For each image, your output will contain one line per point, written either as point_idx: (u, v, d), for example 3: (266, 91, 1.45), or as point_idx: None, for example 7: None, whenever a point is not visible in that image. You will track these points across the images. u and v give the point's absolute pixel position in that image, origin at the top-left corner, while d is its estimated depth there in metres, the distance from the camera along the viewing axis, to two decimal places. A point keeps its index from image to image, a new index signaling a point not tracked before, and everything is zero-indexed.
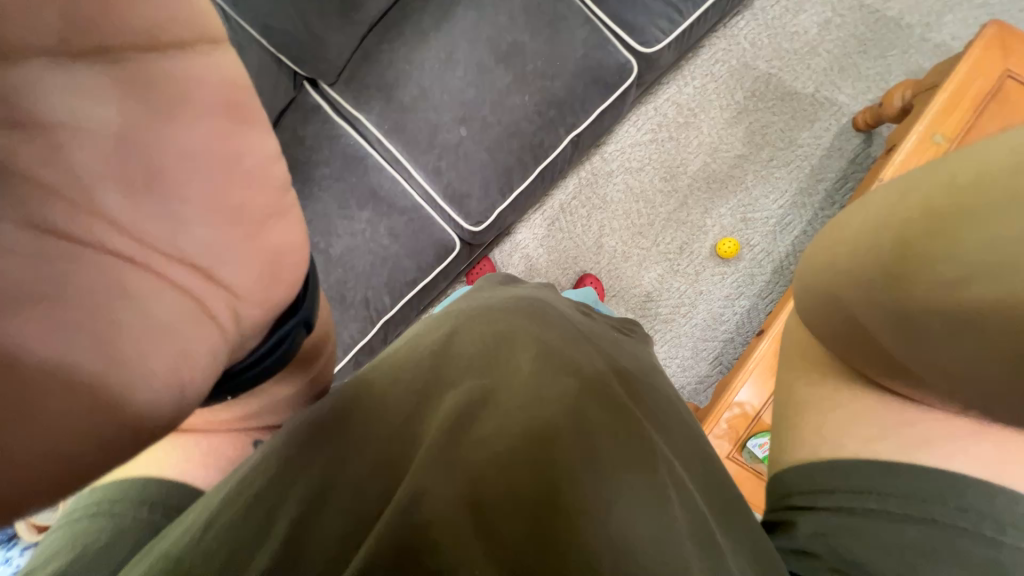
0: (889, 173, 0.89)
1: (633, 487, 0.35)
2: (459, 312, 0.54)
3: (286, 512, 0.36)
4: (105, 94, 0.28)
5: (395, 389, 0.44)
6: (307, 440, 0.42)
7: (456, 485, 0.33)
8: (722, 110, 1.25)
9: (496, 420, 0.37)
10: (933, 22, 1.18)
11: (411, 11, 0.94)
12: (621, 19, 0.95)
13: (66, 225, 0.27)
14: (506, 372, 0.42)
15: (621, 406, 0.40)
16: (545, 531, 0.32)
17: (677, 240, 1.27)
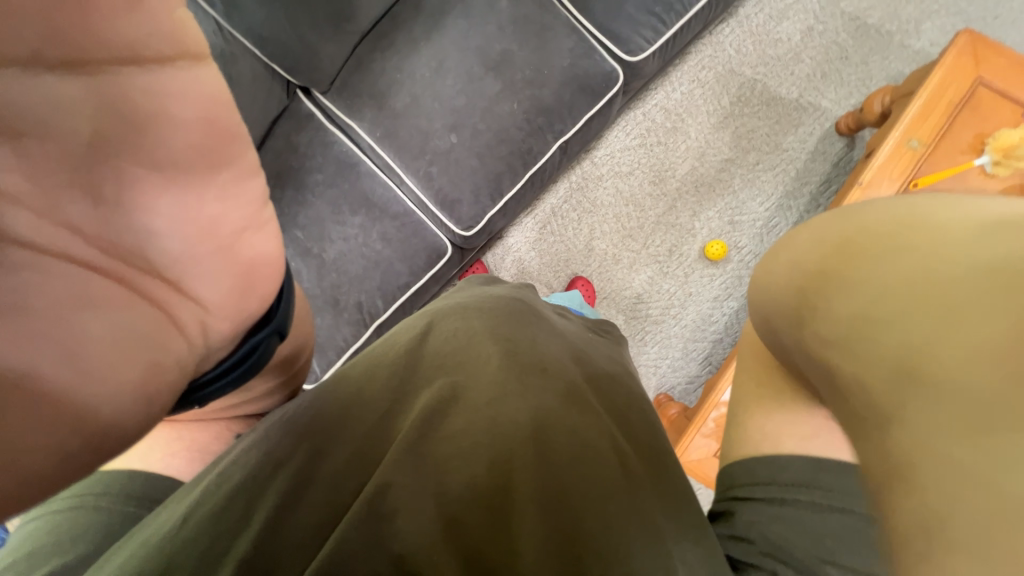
0: (867, 176, 0.91)
1: (586, 477, 0.38)
2: (436, 311, 0.56)
3: (264, 505, 0.38)
4: (82, 123, 0.35)
5: (373, 387, 0.46)
6: (287, 437, 0.44)
7: (421, 477, 0.37)
8: (708, 115, 1.28)
9: (463, 418, 0.41)
10: (913, 29, 1.21)
11: (401, 20, 0.96)
12: (607, 29, 0.97)
13: (44, 239, 0.34)
14: (477, 372, 0.45)
15: (580, 403, 0.43)
16: (498, 517, 0.36)
17: (666, 243, 1.29)
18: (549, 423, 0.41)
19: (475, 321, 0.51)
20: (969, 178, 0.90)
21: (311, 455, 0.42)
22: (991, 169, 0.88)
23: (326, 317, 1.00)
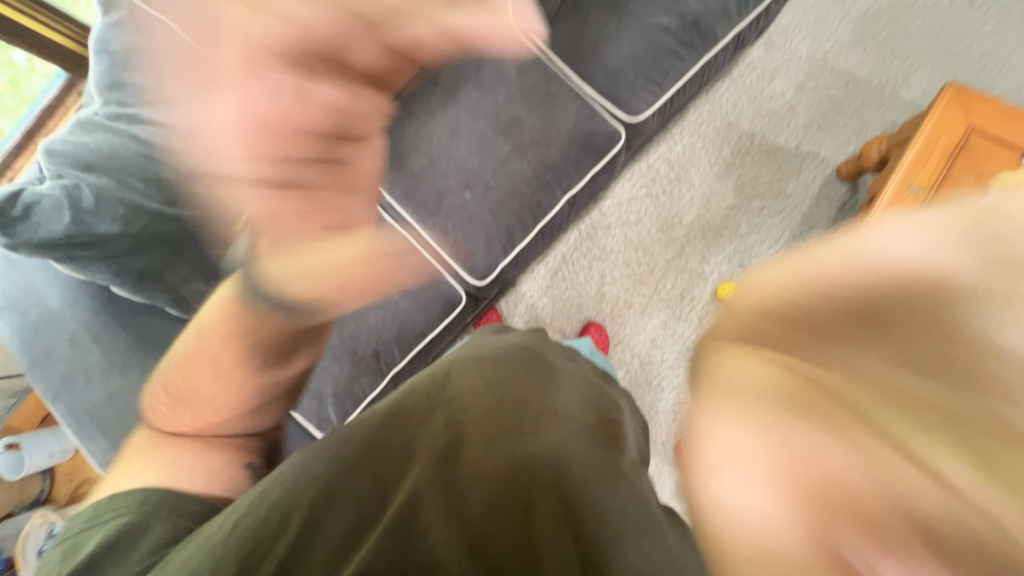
0: (871, 222, 0.93)
1: (586, 504, 0.49)
2: (455, 356, 0.66)
3: (325, 505, 0.52)
4: None
5: (405, 423, 0.57)
6: (333, 460, 0.56)
7: (449, 493, 0.51)
8: (711, 165, 1.33)
9: (483, 453, 0.53)
10: (902, 81, 1.27)
11: (421, 93, 1.06)
12: (608, 94, 1.05)
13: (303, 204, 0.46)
14: (492, 415, 0.56)
15: (575, 434, 0.54)
16: (514, 521, 0.49)
17: (677, 288, 1.31)
18: (552, 454, 0.52)
19: (485, 371, 0.61)
20: None
21: (356, 473, 0.54)
22: None
23: (345, 367, 1.03)
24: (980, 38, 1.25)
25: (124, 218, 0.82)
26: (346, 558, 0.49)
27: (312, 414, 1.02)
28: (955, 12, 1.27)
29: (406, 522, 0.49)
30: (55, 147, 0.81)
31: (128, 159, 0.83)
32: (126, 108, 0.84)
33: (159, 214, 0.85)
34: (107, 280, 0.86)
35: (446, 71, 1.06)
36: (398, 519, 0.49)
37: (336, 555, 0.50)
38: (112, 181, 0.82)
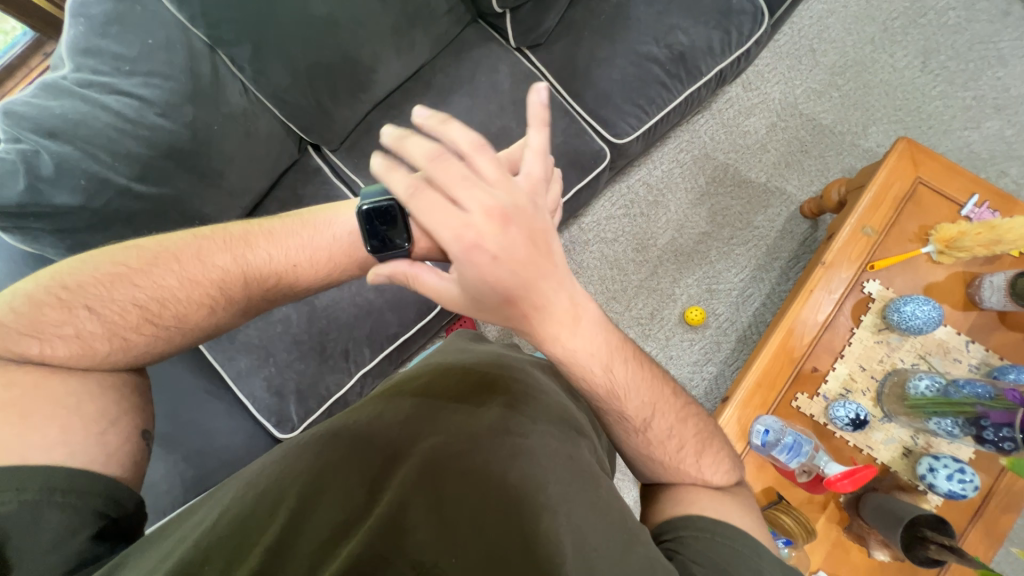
0: (830, 257, 1.00)
1: (568, 516, 0.49)
2: (435, 364, 0.68)
3: (288, 506, 0.48)
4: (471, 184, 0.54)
5: (382, 424, 0.56)
6: (303, 459, 0.53)
7: (431, 496, 0.49)
8: (687, 192, 1.39)
9: (468, 460, 0.52)
10: (861, 131, 1.39)
11: (413, 94, 1.06)
12: (596, 114, 1.09)
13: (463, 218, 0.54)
14: (480, 418, 0.57)
15: (559, 438, 0.56)
16: (496, 529, 0.47)
17: (648, 307, 1.35)
18: (543, 455, 0.53)
19: (462, 377, 0.64)
20: (918, 264, 1.00)
21: (327, 472, 0.51)
22: (936, 257, 0.99)
23: (311, 364, 0.99)
24: (929, 100, 1.38)
25: (86, 191, 0.78)
26: (334, 555, 0.45)
27: (271, 411, 0.98)
28: (907, 75, 1.40)
29: (401, 516, 0.47)
30: (13, 109, 0.75)
31: (95, 129, 0.78)
32: (97, 75, 0.80)
33: (126, 190, 0.81)
34: (59, 255, 0.80)
35: (440, 75, 1.06)
36: (391, 514, 0.47)
37: (323, 551, 0.46)
38: (76, 151, 0.77)
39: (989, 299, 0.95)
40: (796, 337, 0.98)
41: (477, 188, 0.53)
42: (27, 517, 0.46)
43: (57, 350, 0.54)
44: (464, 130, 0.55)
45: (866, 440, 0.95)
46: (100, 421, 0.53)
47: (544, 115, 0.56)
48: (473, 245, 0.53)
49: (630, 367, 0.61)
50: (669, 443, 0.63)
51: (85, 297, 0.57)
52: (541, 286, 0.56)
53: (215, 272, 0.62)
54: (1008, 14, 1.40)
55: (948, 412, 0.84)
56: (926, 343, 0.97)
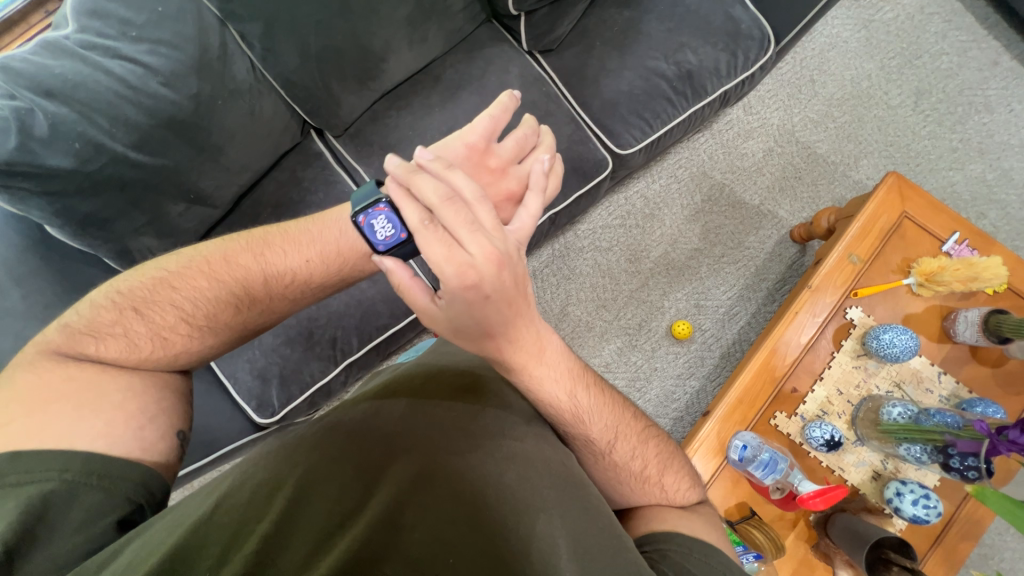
0: (815, 281, 1.02)
1: (558, 521, 0.49)
2: (428, 363, 0.69)
3: (285, 493, 0.48)
4: (476, 221, 0.50)
5: (377, 415, 0.56)
6: (302, 447, 0.53)
7: (427, 493, 0.50)
8: (682, 208, 1.42)
9: (465, 460, 0.53)
10: (852, 163, 1.43)
11: (421, 87, 1.06)
12: (602, 124, 1.11)
13: (458, 253, 0.48)
14: (473, 419, 0.58)
15: (551, 445, 0.58)
16: (487, 531, 0.48)
17: (637, 318, 1.36)
18: (537, 460, 0.55)
19: (453, 379, 0.64)
20: (899, 294, 1.03)
21: (325, 461, 0.51)
22: (916, 289, 1.02)
23: (296, 350, 0.98)
24: (917, 139, 1.44)
25: (80, 154, 0.76)
26: (330, 547, 0.45)
27: (252, 395, 0.96)
28: (899, 113, 1.45)
29: (398, 514, 0.48)
30: (11, 65, 0.73)
31: (95, 93, 0.77)
32: (102, 39, 0.78)
33: (122, 158, 0.80)
34: (45, 218, 0.78)
35: (450, 70, 1.06)
36: (386, 510, 0.48)
37: (318, 543, 0.46)
38: (73, 113, 0.75)
39: (962, 333, 0.98)
40: (778, 357, 1.00)
41: (481, 233, 0.49)
42: (64, 496, 0.48)
43: (108, 348, 0.57)
44: (471, 180, 0.52)
45: (838, 462, 0.98)
46: (139, 418, 0.55)
47: (541, 185, 0.61)
48: (470, 286, 0.48)
49: (592, 393, 0.63)
50: (632, 464, 0.64)
51: (134, 298, 0.60)
52: (520, 324, 0.55)
53: (239, 272, 0.64)
54: (996, 63, 1.47)
55: (918, 439, 0.86)
56: (902, 371, 1.00)
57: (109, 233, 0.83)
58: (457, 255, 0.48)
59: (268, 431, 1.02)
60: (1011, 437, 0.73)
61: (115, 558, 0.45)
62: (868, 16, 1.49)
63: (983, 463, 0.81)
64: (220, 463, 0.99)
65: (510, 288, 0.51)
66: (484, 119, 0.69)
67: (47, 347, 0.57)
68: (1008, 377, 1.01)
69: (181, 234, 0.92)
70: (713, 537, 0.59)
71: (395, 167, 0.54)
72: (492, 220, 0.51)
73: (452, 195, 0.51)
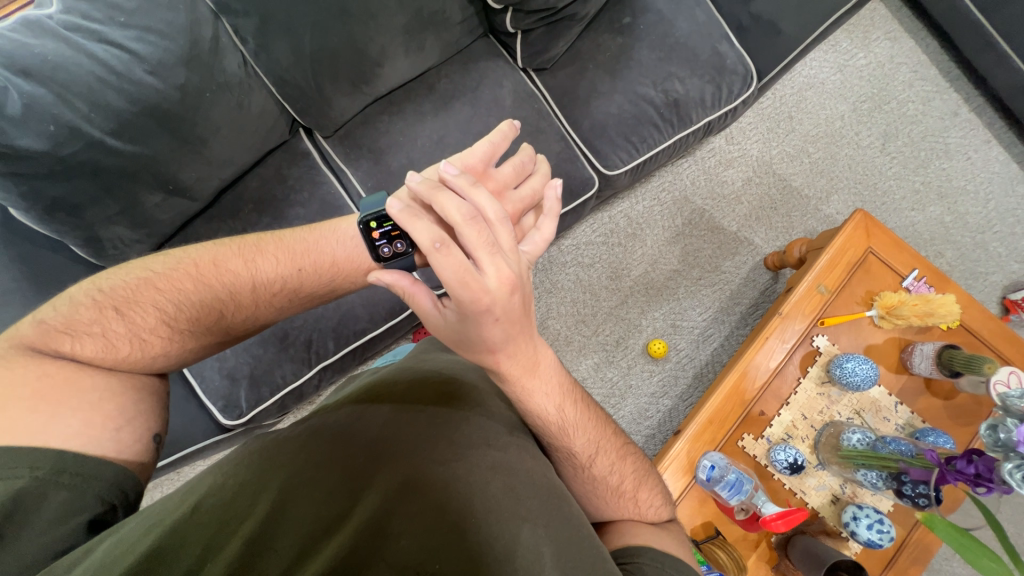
0: (786, 308, 1.06)
1: (543, 534, 0.50)
2: (412, 370, 0.68)
3: (267, 498, 0.47)
4: (495, 244, 0.51)
5: (363, 418, 0.56)
6: (284, 452, 0.51)
7: (413, 501, 0.49)
8: (664, 230, 1.45)
9: (451, 468, 0.52)
10: (824, 198, 1.51)
11: (415, 94, 1.06)
12: (590, 144, 1.14)
13: (475, 274, 0.49)
14: (459, 426, 0.57)
15: (533, 456, 0.58)
16: (473, 541, 0.47)
17: (615, 334, 1.39)
18: (521, 471, 0.55)
19: (439, 386, 0.64)
20: (862, 325, 1.09)
21: (311, 466, 0.50)
22: (878, 321, 1.08)
23: (270, 350, 0.96)
24: (884, 179, 1.53)
25: (54, 137, 0.73)
26: (313, 552, 0.45)
27: (219, 395, 0.93)
28: (869, 153, 1.54)
29: (385, 521, 0.47)
30: None
31: (75, 75, 0.74)
32: (88, 21, 0.76)
33: (99, 144, 0.77)
34: (9, 200, 0.74)
35: (444, 81, 1.07)
36: (372, 518, 0.47)
37: (301, 549, 0.45)
38: (49, 95, 0.73)
39: (918, 365, 1.04)
40: (748, 379, 1.03)
41: (499, 256, 0.50)
42: (34, 494, 0.45)
43: (84, 347, 0.54)
44: (492, 198, 0.53)
45: (800, 485, 1.01)
46: (116, 418, 0.53)
47: (556, 208, 0.63)
48: (483, 309, 0.49)
49: (579, 408, 0.64)
50: (609, 479, 0.65)
51: (116, 297, 0.58)
52: (520, 339, 0.55)
53: (229, 278, 0.63)
54: (956, 114, 1.58)
55: (874, 465, 0.90)
56: (862, 400, 1.05)
57: (78, 219, 0.80)
58: (475, 277, 0.48)
59: (234, 432, 0.99)
60: (959, 467, 0.77)
61: (88, 557, 0.43)
62: (844, 60, 1.58)
63: (932, 491, 0.85)
64: (181, 463, 0.95)
65: (517, 311, 0.52)
66: (483, 141, 0.70)
67: (20, 342, 0.53)
68: (958, 409, 1.06)
69: (156, 226, 0.89)
70: (679, 553, 0.61)
71: (417, 185, 0.55)
72: (510, 246, 0.52)
73: (476, 214, 0.51)
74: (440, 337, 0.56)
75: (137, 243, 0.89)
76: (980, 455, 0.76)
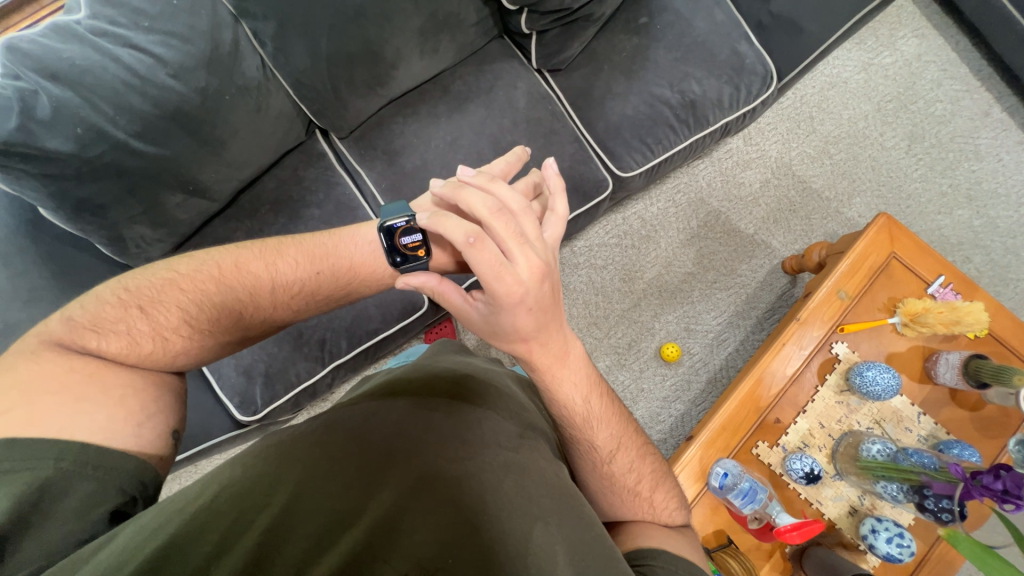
0: (804, 314, 1.04)
1: (555, 533, 0.50)
2: (429, 368, 0.69)
3: (284, 492, 0.48)
4: (520, 231, 0.53)
5: (378, 416, 0.56)
6: (300, 448, 0.52)
7: (428, 500, 0.49)
8: (678, 232, 1.43)
9: (463, 467, 0.52)
10: (846, 200, 1.47)
11: (429, 96, 1.06)
12: (604, 145, 1.13)
13: (505, 267, 0.51)
14: (472, 427, 0.57)
15: (546, 457, 0.58)
16: (486, 540, 0.47)
17: (627, 337, 1.37)
18: (533, 470, 0.55)
19: (453, 386, 0.64)
20: (884, 332, 1.05)
21: (329, 460, 0.51)
22: (900, 328, 1.04)
23: (284, 348, 0.97)
24: (909, 181, 1.48)
25: (80, 140, 0.76)
26: (329, 545, 0.45)
27: (235, 392, 0.95)
28: (894, 154, 1.49)
29: (398, 517, 0.47)
30: (18, 46, 0.73)
31: (101, 79, 0.76)
32: (113, 26, 0.78)
33: (123, 146, 0.79)
34: (39, 200, 0.77)
35: (459, 82, 1.07)
36: (385, 514, 0.47)
37: (317, 541, 0.45)
38: (77, 98, 0.75)
39: (943, 375, 1.01)
40: (764, 386, 1.01)
41: (528, 245, 0.52)
42: (58, 486, 0.47)
43: (108, 344, 0.56)
44: (514, 190, 0.55)
45: (816, 495, 0.98)
46: (137, 414, 0.54)
47: (560, 184, 0.61)
48: (516, 299, 0.52)
49: (604, 402, 0.64)
50: (626, 477, 0.64)
51: (141, 297, 0.59)
52: (552, 327, 0.57)
53: (249, 280, 0.64)
54: (987, 114, 1.52)
55: (895, 479, 0.88)
56: (883, 409, 1.02)
57: (103, 219, 0.83)
58: (508, 269, 0.50)
59: (248, 428, 1.01)
60: (984, 482, 0.74)
61: (111, 542, 0.44)
62: (868, 58, 1.54)
63: (956, 506, 0.81)
64: (197, 458, 0.97)
65: (547, 299, 0.54)
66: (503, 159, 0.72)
67: (47, 337, 0.55)
68: (985, 421, 1.02)
69: (176, 225, 0.91)
70: (692, 556, 0.60)
71: (441, 188, 0.59)
72: (533, 235, 0.54)
73: (500, 205, 0.53)
74: (476, 328, 0.58)
75: (158, 243, 0.91)
76: (1009, 471, 0.73)
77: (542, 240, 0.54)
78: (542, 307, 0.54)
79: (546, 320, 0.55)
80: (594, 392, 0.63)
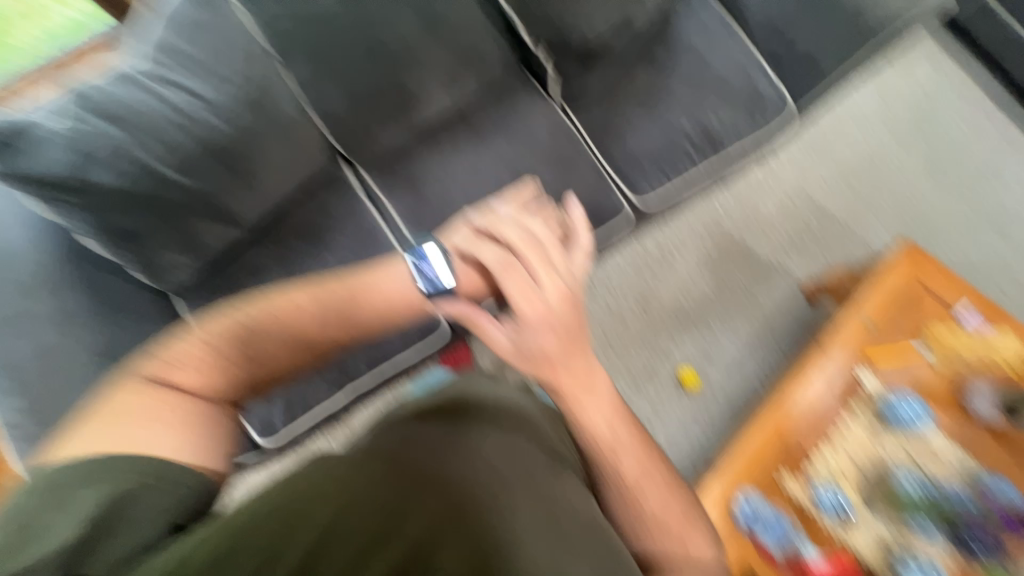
0: (827, 341, 1.02)
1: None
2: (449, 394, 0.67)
3: (312, 519, 0.43)
4: (549, 260, 0.57)
5: (407, 441, 0.53)
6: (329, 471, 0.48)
7: (462, 535, 0.45)
8: (695, 257, 1.43)
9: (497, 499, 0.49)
10: (864, 225, 1.46)
11: (452, 127, 1.10)
12: (623, 173, 1.15)
13: (536, 293, 0.55)
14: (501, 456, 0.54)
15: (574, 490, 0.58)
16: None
17: (644, 363, 1.36)
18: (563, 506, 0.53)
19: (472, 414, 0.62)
20: (912, 363, 1.03)
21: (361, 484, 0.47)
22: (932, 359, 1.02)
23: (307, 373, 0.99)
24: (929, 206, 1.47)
25: (126, 175, 0.80)
26: None
27: (257, 416, 0.96)
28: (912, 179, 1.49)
29: (432, 551, 0.43)
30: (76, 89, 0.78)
31: (148, 118, 0.81)
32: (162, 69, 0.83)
33: (163, 179, 0.83)
34: (83, 231, 0.81)
35: (481, 114, 1.11)
36: (418, 548, 0.43)
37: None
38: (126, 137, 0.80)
39: (980, 407, 0.99)
40: (793, 414, 0.98)
41: (555, 273, 0.56)
42: (130, 503, 0.44)
43: (180, 379, 0.54)
44: (542, 222, 0.59)
45: (847, 531, 0.93)
46: (204, 436, 0.53)
47: (583, 217, 0.63)
48: (545, 322, 0.55)
49: (630, 430, 0.63)
50: (655, 510, 0.63)
51: (207, 335, 0.57)
52: (577, 353, 0.57)
53: (304, 317, 0.60)
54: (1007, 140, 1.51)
55: (932, 515, 0.92)
56: (917, 443, 0.98)
57: (140, 248, 0.86)
58: (536, 292, 0.55)
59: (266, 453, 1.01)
60: None
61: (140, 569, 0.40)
62: (882, 86, 1.55)
63: (989, 541, 0.88)
64: None
65: (574, 325, 0.56)
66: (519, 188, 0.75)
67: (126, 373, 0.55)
68: None
69: (206, 252, 0.93)
70: None
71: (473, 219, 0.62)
72: (561, 263, 0.57)
73: (530, 236, 0.57)
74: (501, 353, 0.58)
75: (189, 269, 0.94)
76: None
77: (568, 269, 0.58)
78: (568, 333, 0.56)
79: (572, 345, 0.56)
80: (620, 421, 0.62)
